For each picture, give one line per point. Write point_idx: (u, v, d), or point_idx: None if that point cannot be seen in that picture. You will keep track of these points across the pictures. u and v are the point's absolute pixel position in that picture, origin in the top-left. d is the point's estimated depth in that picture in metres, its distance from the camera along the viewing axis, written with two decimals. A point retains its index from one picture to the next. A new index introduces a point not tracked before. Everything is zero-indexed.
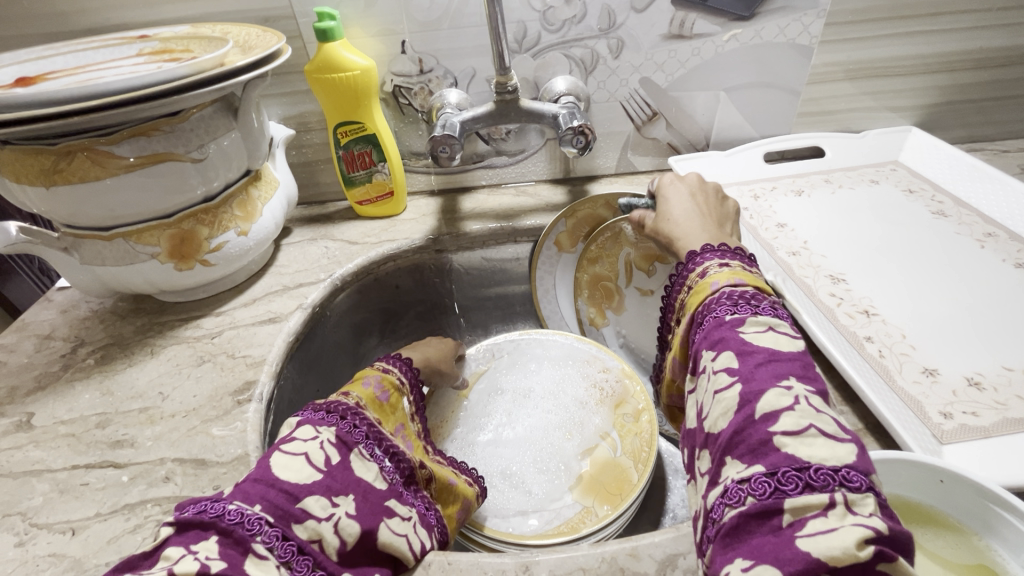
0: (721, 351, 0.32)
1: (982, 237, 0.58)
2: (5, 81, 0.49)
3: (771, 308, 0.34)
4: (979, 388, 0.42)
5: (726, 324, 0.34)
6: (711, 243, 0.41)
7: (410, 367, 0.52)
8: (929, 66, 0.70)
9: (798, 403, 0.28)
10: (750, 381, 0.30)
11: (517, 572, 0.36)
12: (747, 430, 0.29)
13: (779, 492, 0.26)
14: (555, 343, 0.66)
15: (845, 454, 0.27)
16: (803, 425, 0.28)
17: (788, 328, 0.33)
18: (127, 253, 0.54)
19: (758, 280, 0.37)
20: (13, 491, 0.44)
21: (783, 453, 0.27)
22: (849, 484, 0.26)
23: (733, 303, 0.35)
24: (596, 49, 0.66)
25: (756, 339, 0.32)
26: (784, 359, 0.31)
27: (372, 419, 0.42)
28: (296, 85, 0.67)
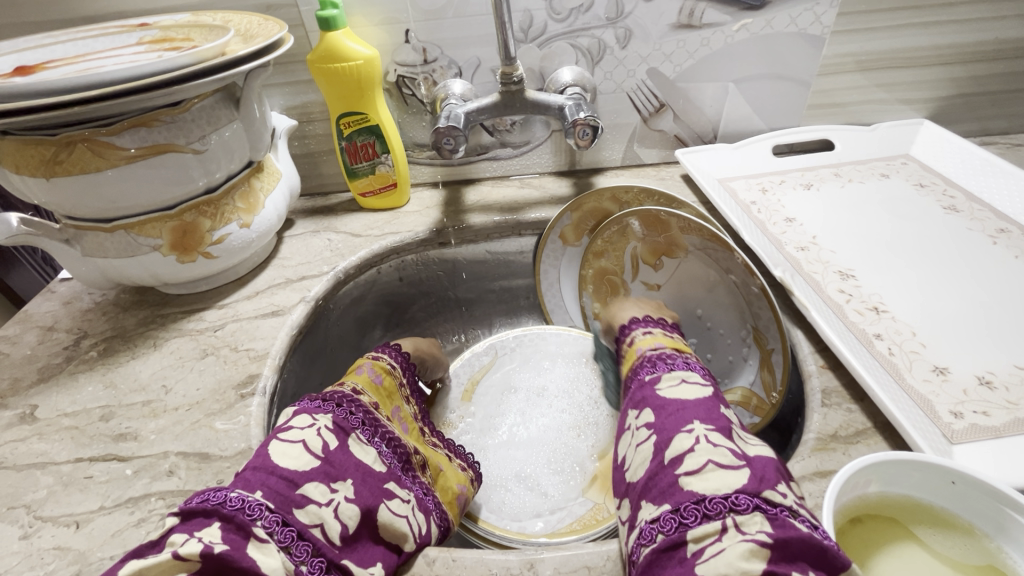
0: (643, 409, 0.39)
1: (994, 233, 0.57)
2: (4, 70, 0.48)
3: (683, 363, 0.42)
4: (990, 387, 0.42)
5: (650, 382, 0.41)
6: (636, 314, 0.52)
7: (402, 354, 0.52)
8: (942, 57, 0.69)
9: (696, 443, 0.33)
10: (662, 433, 0.36)
11: (522, 570, 0.35)
12: (659, 475, 0.34)
13: (682, 526, 0.30)
14: (565, 339, 0.66)
15: (734, 479, 0.31)
16: (702, 462, 0.32)
17: (698, 377, 0.41)
18: (129, 245, 0.54)
19: (674, 342, 0.47)
20: (17, 483, 0.44)
21: (685, 490, 0.31)
22: (737, 508, 0.29)
23: (653, 364, 0.43)
24: (603, 39, 0.65)
25: (669, 392, 0.39)
26: (691, 406, 0.37)
27: (368, 406, 0.42)
28: (298, 75, 0.66)
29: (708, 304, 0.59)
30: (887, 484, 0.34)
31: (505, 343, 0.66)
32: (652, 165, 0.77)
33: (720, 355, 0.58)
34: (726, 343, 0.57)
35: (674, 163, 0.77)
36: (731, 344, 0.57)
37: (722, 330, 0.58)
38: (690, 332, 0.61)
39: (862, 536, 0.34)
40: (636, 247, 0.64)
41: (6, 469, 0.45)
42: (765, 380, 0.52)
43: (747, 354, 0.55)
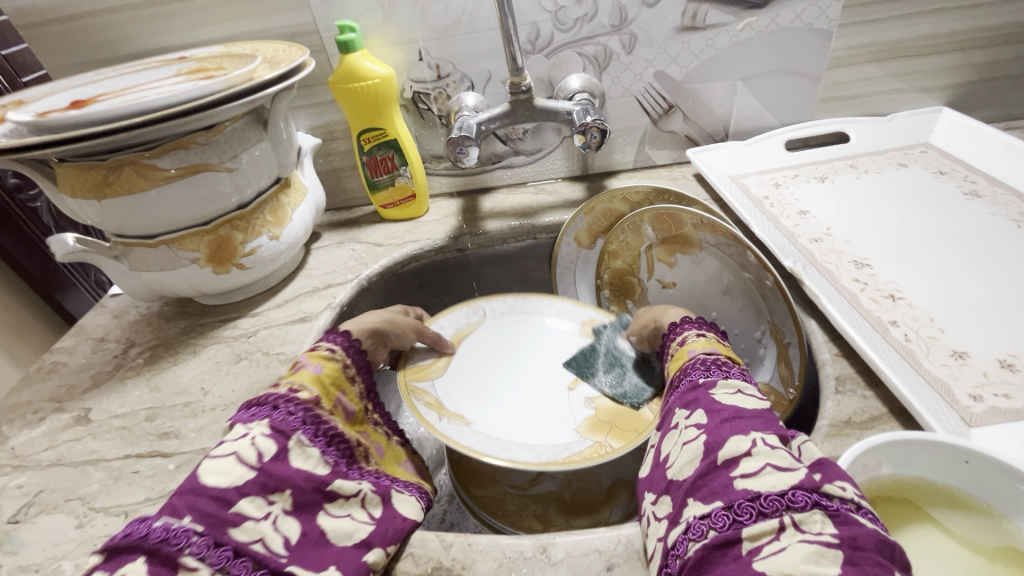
0: (694, 409, 0.37)
1: (1018, 217, 0.56)
2: (61, 105, 0.54)
3: (739, 374, 0.40)
4: (1012, 369, 0.41)
5: (702, 387, 0.39)
6: (688, 315, 0.50)
7: (349, 339, 0.50)
8: (957, 43, 0.68)
9: (754, 447, 0.32)
10: (714, 435, 0.34)
11: (535, 553, 0.36)
12: (711, 475, 0.33)
13: (736, 523, 0.29)
14: (553, 305, 0.66)
15: (789, 477, 0.31)
16: (759, 465, 0.31)
17: (754, 390, 0.38)
18: (170, 258, 0.58)
19: (729, 350, 0.44)
20: (74, 478, 0.48)
21: (740, 490, 0.31)
22: (794, 506, 0.29)
23: (706, 367, 0.41)
24: (608, 46, 0.66)
25: (725, 399, 0.37)
26: (747, 416, 0.35)
27: (308, 404, 0.41)
28: (321, 96, 0.71)
29: (726, 304, 0.59)
30: (900, 466, 0.34)
31: (494, 307, 0.65)
32: (664, 166, 0.78)
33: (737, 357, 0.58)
34: (741, 345, 0.57)
35: (686, 163, 0.78)
36: (747, 345, 0.57)
37: (737, 330, 0.58)
38: None
39: None
40: (650, 245, 0.65)
41: (63, 465, 0.49)
42: (783, 373, 0.52)
43: (764, 353, 0.55)
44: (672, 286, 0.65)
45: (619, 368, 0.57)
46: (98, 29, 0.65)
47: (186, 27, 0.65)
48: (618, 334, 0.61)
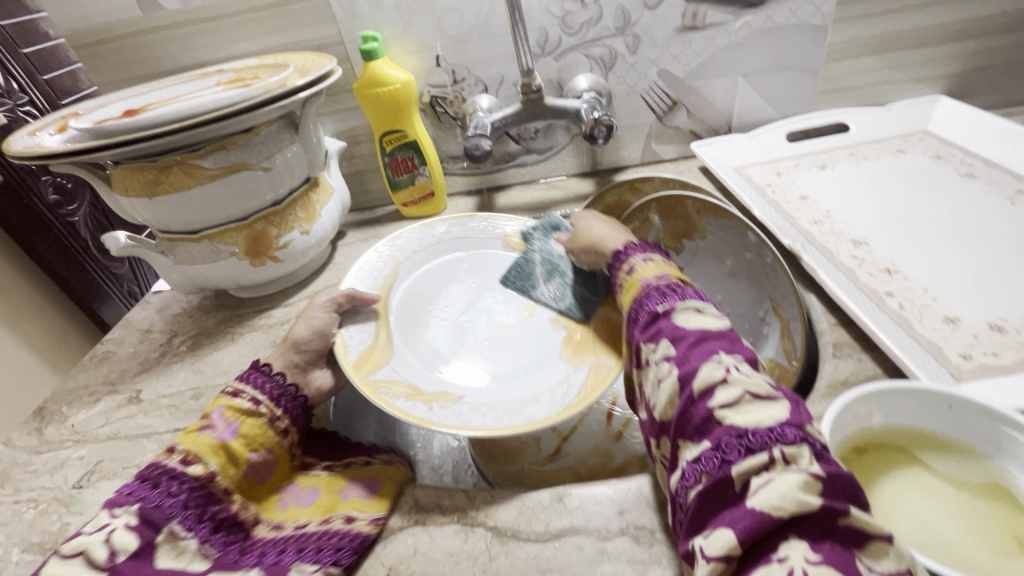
0: (660, 340, 0.39)
1: (1012, 195, 0.58)
2: (116, 114, 0.59)
3: (693, 295, 0.42)
4: (1001, 331, 0.43)
5: (660, 315, 0.41)
6: (631, 241, 0.53)
7: (269, 379, 0.48)
8: (950, 34, 0.71)
9: (728, 376, 0.33)
10: (687, 368, 0.36)
11: (552, 501, 0.40)
12: (692, 412, 0.34)
13: (726, 463, 0.30)
14: (464, 227, 0.69)
15: (775, 412, 0.32)
16: (737, 395, 0.33)
17: (710, 309, 0.41)
18: (212, 252, 0.63)
19: (679, 274, 0.46)
20: (130, 449, 0.52)
21: (724, 425, 0.32)
22: (782, 440, 0.30)
23: (662, 294, 0.43)
24: (613, 47, 0.70)
25: (686, 323, 0.39)
26: (713, 338, 0.37)
27: (194, 479, 0.39)
28: (345, 103, 0.76)
29: (731, 284, 0.62)
30: (890, 415, 0.36)
31: (402, 249, 0.66)
32: (670, 160, 0.81)
33: (742, 337, 0.61)
34: (746, 325, 0.61)
35: (691, 157, 0.81)
36: (751, 325, 0.60)
37: (742, 310, 0.61)
38: None
39: (867, 466, 0.36)
40: (659, 233, 0.68)
41: (119, 439, 0.54)
42: (786, 347, 0.54)
43: (767, 331, 0.57)
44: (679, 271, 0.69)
45: (556, 277, 0.61)
46: (145, 47, 0.71)
47: (222, 42, 0.71)
48: (548, 237, 0.65)
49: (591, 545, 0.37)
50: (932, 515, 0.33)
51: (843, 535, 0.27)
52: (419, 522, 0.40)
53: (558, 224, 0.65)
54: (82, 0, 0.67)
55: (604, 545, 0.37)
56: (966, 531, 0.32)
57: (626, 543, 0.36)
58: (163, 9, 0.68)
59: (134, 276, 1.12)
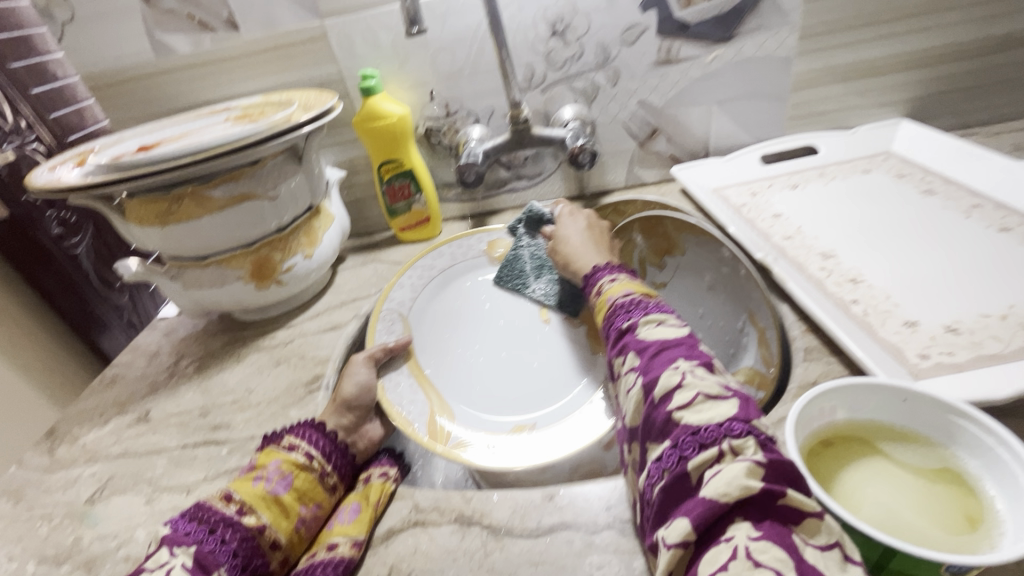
0: (629, 354, 0.43)
1: (968, 209, 0.62)
2: (131, 149, 0.63)
3: (657, 309, 0.46)
4: (956, 332, 0.47)
5: (628, 330, 0.45)
6: (600, 264, 0.57)
7: (327, 437, 0.51)
8: (906, 63, 0.77)
9: (684, 378, 0.37)
10: (650, 375, 0.39)
11: (544, 500, 0.42)
12: (654, 414, 0.37)
13: (683, 458, 0.33)
14: (446, 255, 0.74)
15: (725, 409, 0.35)
16: (691, 395, 0.36)
17: (674, 321, 0.44)
18: (219, 277, 0.66)
19: (641, 288, 0.51)
20: (140, 465, 0.54)
21: (681, 424, 0.35)
22: (731, 434, 0.33)
23: (629, 311, 0.47)
24: (596, 80, 0.76)
25: (651, 334, 0.43)
26: (673, 346, 0.41)
27: (248, 530, 0.42)
28: (345, 135, 0.81)
29: (713, 298, 0.67)
30: (852, 410, 0.40)
31: (401, 300, 0.68)
32: (653, 184, 0.86)
33: (723, 349, 0.65)
34: (727, 336, 0.64)
35: (672, 180, 0.86)
36: (731, 336, 0.64)
37: (723, 322, 0.66)
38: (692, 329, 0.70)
39: (832, 456, 0.39)
40: (642, 252, 0.73)
41: (130, 456, 0.56)
42: (764, 354, 0.58)
43: (746, 341, 0.61)
44: (664, 285, 0.73)
45: (545, 273, 0.70)
46: (158, 87, 0.76)
47: (230, 81, 0.76)
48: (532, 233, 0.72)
49: (580, 538, 0.39)
50: (894, 498, 0.36)
51: (781, 513, 0.30)
52: (418, 523, 0.43)
53: (539, 215, 0.72)
54: (100, 45, 0.73)
55: (592, 538, 0.39)
56: (925, 511, 0.34)
57: (612, 536, 0.39)
58: (176, 52, 0.73)
59: (133, 307, 1.08)
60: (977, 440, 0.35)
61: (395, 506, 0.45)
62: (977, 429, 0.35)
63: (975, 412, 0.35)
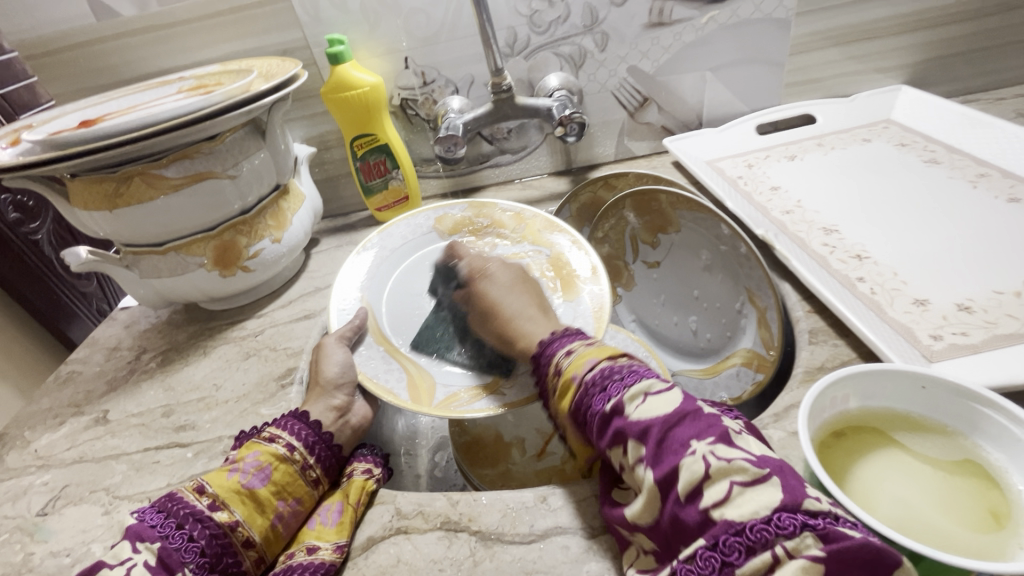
0: (627, 444, 0.33)
1: (974, 178, 0.60)
2: (71, 125, 0.57)
3: (630, 374, 0.36)
4: (969, 311, 0.44)
5: (613, 414, 0.35)
6: (549, 334, 0.45)
7: (310, 427, 0.46)
8: (908, 24, 0.73)
9: (711, 467, 0.29)
10: (664, 471, 0.30)
11: (536, 501, 0.39)
12: (682, 511, 0.29)
13: (727, 565, 0.27)
14: (396, 235, 0.64)
15: (769, 496, 0.27)
16: (726, 486, 0.28)
17: (658, 385, 0.35)
18: (179, 264, 0.61)
19: (606, 349, 0.40)
20: (97, 471, 0.50)
21: (720, 521, 0.28)
22: (783, 532, 0.26)
23: (603, 389, 0.36)
24: (583, 45, 0.71)
25: (641, 416, 0.33)
26: (675, 424, 0.32)
27: (218, 527, 0.38)
28: (314, 108, 0.75)
29: (712, 274, 0.64)
30: (866, 398, 0.37)
31: (358, 282, 0.59)
32: (644, 156, 0.82)
33: (720, 332, 0.65)
34: (724, 318, 0.64)
35: (664, 152, 0.82)
36: (728, 318, 0.63)
37: (719, 304, 0.64)
38: (689, 310, 0.69)
39: (845, 448, 0.36)
40: (634, 230, 0.70)
41: (86, 461, 0.51)
42: (763, 336, 0.56)
43: (744, 323, 0.60)
44: (657, 264, 0.71)
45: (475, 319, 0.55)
46: (103, 55, 0.69)
47: (183, 49, 0.69)
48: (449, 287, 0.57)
49: (577, 544, 0.36)
50: (912, 494, 0.33)
51: None
52: (401, 530, 0.39)
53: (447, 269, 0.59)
54: (31, 8, 0.65)
55: (589, 543, 0.36)
56: (948, 509, 0.32)
57: (610, 539, 0.36)
58: (120, 16, 0.66)
59: (102, 293, 1.10)
60: (1001, 430, 0.32)
61: (376, 510, 0.41)
62: (1001, 418, 0.32)
63: (1000, 400, 0.32)
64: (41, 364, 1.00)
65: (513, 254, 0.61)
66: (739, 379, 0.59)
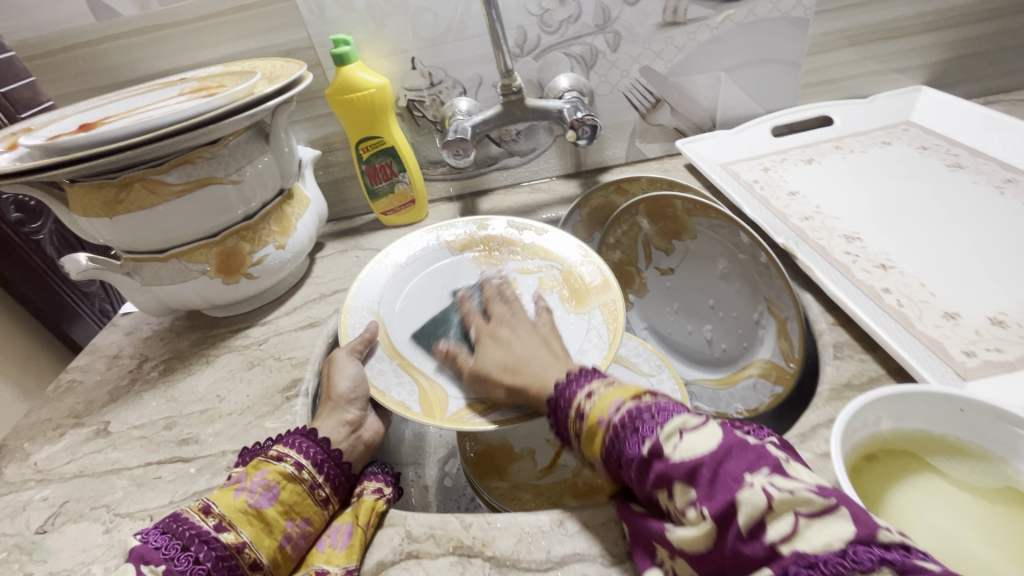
0: (672, 485, 0.30)
1: (1001, 184, 0.58)
2: (70, 129, 0.55)
3: (662, 412, 0.33)
4: (1003, 326, 0.42)
5: (650, 457, 0.31)
6: (561, 378, 0.41)
7: (319, 445, 0.44)
8: (930, 23, 0.71)
9: (774, 501, 0.26)
10: (722, 512, 0.27)
11: (552, 525, 0.38)
12: (746, 552, 0.27)
13: None
14: (409, 248, 0.63)
15: (841, 528, 0.25)
16: (792, 520, 0.26)
17: (691, 421, 0.32)
18: (180, 271, 0.60)
19: (629, 387, 0.37)
20: (98, 487, 0.49)
21: (791, 558, 0.25)
22: (860, 566, 0.24)
23: (635, 429, 0.33)
24: (594, 45, 0.69)
25: (684, 456, 0.30)
26: (723, 459, 0.29)
27: (225, 548, 0.36)
28: (318, 109, 0.73)
29: (730, 282, 0.63)
30: (899, 420, 0.35)
31: (369, 294, 0.58)
32: (656, 159, 0.80)
33: (736, 342, 0.63)
34: (741, 329, 0.62)
35: (676, 155, 0.80)
36: (746, 330, 0.62)
37: (735, 313, 0.63)
38: (704, 319, 0.67)
39: (882, 473, 0.34)
40: (647, 236, 0.69)
41: (86, 476, 0.50)
42: (784, 348, 0.55)
43: (763, 334, 0.59)
44: (670, 271, 0.70)
45: None
46: (102, 56, 0.67)
47: (185, 49, 0.67)
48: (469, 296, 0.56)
49: (596, 572, 0.35)
50: (951, 521, 0.32)
51: None
52: (412, 555, 0.38)
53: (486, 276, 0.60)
54: (29, 7, 0.63)
55: (610, 572, 0.35)
56: (993, 539, 0.31)
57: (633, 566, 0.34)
58: (120, 15, 0.64)
59: (106, 295, 1.07)
60: None
61: (385, 532, 0.40)
62: None
63: None
64: (44, 366, 0.98)
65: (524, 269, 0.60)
66: (756, 391, 0.57)
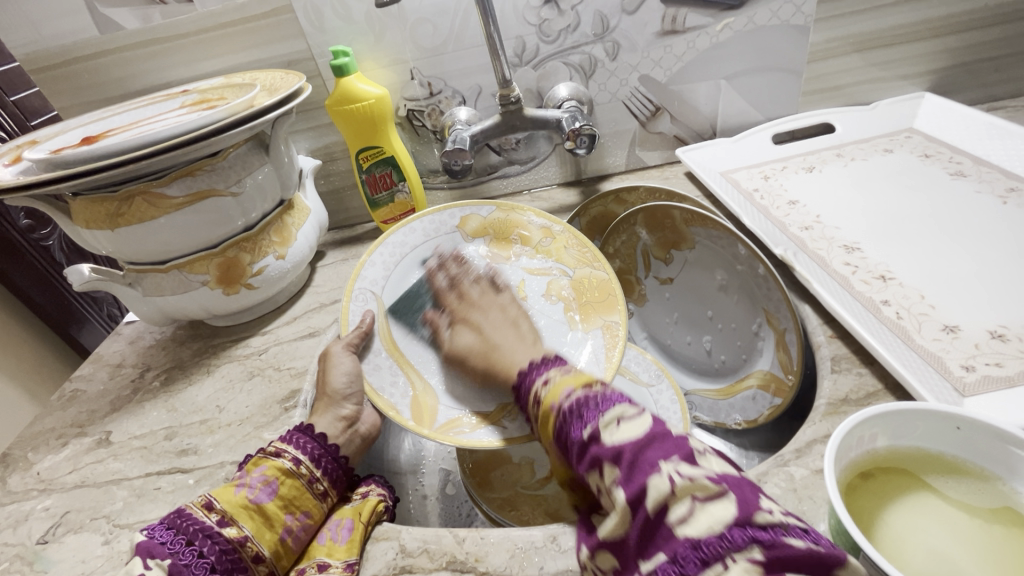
0: (598, 468, 0.31)
1: (1004, 193, 0.57)
2: (73, 142, 0.56)
3: (606, 401, 0.34)
4: (1003, 340, 0.42)
5: (587, 439, 0.33)
6: (531, 360, 0.43)
7: (318, 442, 0.46)
8: (933, 29, 0.70)
9: (676, 484, 0.27)
10: (633, 492, 0.29)
11: (546, 541, 0.38)
12: (649, 530, 0.28)
13: None
14: (419, 230, 0.60)
15: (724, 510, 0.26)
16: (687, 503, 0.27)
17: (631, 409, 0.33)
18: (181, 282, 0.60)
19: (582, 376, 0.38)
20: (98, 497, 0.49)
21: (681, 537, 0.26)
22: (734, 544, 0.25)
23: (578, 415, 0.34)
24: (593, 54, 0.69)
25: (612, 440, 0.31)
26: (645, 445, 0.30)
27: (230, 541, 0.37)
28: (318, 119, 0.73)
29: (730, 290, 0.62)
30: (895, 437, 0.34)
31: (372, 278, 0.56)
32: (656, 167, 0.80)
33: (735, 353, 0.63)
34: (739, 341, 0.62)
35: (677, 163, 0.80)
36: (744, 342, 0.61)
37: (734, 324, 0.63)
38: (703, 330, 0.67)
39: (875, 489, 0.34)
40: (647, 245, 0.69)
41: (87, 486, 0.51)
42: (783, 359, 0.55)
43: (762, 345, 0.58)
44: (670, 281, 0.70)
45: None
46: (106, 68, 0.68)
47: (187, 62, 0.68)
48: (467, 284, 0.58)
49: None
50: (945, 542, 0.31)
51: None
52: (406, 570, 0.38)
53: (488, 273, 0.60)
54: (33, 20, 0.64)
55: None
56: (987, 558, 0.30)
57: None
58: (123, 28, 0.65)
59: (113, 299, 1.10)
60: None
61: (379, 547, 0.40)
62: None
63: None
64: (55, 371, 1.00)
65: (531, 271, 0.60)
66: (756, 402, 0.58)
